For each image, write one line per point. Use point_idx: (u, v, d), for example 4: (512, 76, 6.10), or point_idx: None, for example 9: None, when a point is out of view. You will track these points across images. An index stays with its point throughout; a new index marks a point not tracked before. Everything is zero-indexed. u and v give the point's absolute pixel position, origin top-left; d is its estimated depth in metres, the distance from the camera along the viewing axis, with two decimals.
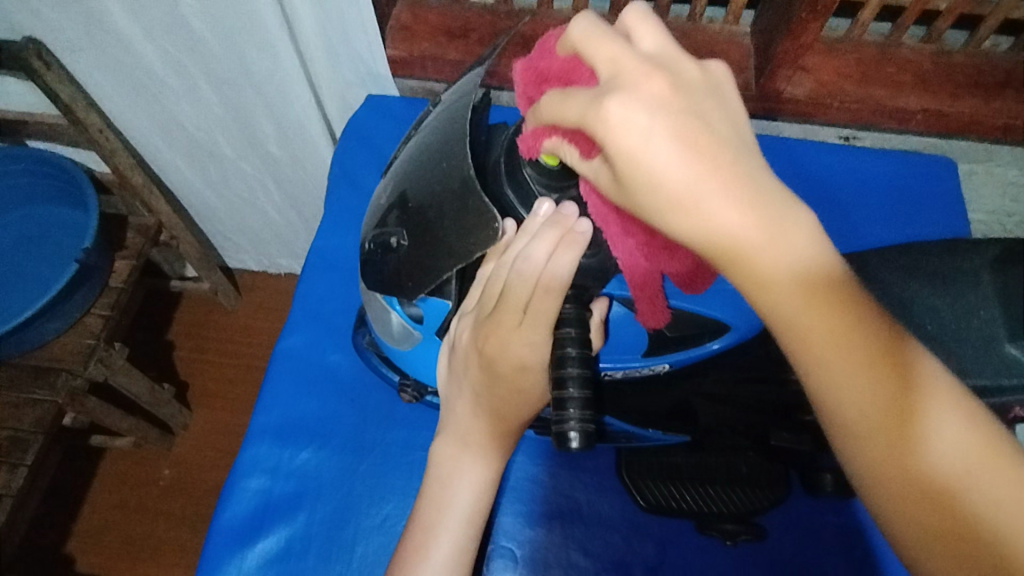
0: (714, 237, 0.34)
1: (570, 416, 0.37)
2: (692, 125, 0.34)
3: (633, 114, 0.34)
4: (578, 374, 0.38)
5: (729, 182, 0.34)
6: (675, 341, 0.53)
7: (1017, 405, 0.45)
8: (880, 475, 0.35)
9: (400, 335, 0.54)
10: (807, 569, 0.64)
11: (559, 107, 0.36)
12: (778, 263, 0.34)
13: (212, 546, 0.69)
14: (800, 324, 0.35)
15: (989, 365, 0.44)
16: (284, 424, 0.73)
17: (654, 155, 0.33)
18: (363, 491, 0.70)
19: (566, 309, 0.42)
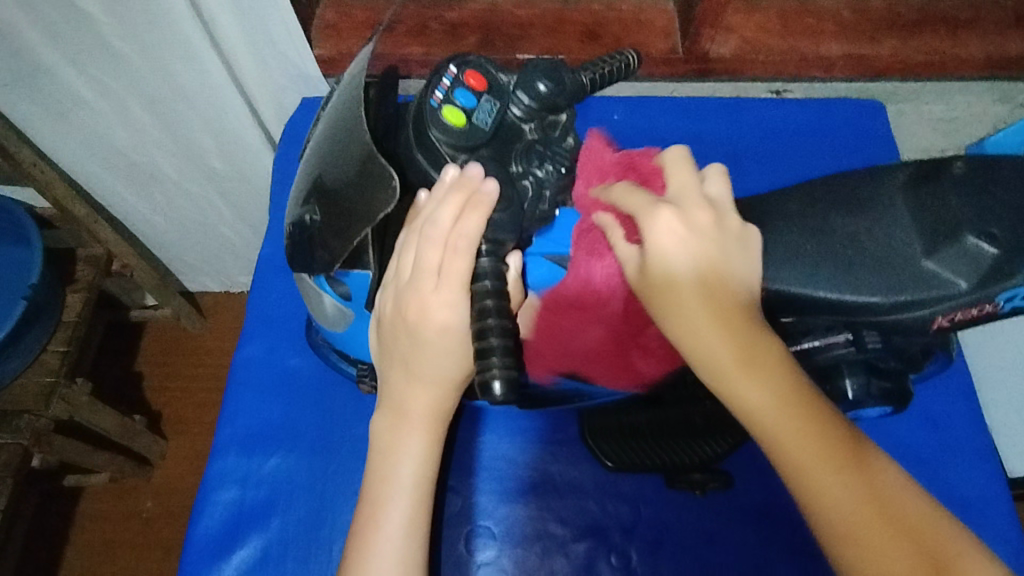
0: (672, 301, 0.45)
1: (493, 364, 0.37)
2: (709, 245, 0.46)
3: (674, 228, 0.46)
4: (498, 325, 0.38)
5: (710, 284, 0.45)
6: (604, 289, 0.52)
7: (941, 317, 0.45)
8: (801, 488, 0.43)
9: (336, 316, 0.53)
10: (774, 509, 0.67)
11: (627, 196, 0.49)
12: (729, 350, 0.44)
13: (187, 561, 0.68)
14: (746, 392, 0.44)
15: (908, 278, 0.45)
16: (249, 432, 0.73)
17: (673, 254, 0.46)
18: (334, 488, 0.70)
19: (482, 260, 0.40)
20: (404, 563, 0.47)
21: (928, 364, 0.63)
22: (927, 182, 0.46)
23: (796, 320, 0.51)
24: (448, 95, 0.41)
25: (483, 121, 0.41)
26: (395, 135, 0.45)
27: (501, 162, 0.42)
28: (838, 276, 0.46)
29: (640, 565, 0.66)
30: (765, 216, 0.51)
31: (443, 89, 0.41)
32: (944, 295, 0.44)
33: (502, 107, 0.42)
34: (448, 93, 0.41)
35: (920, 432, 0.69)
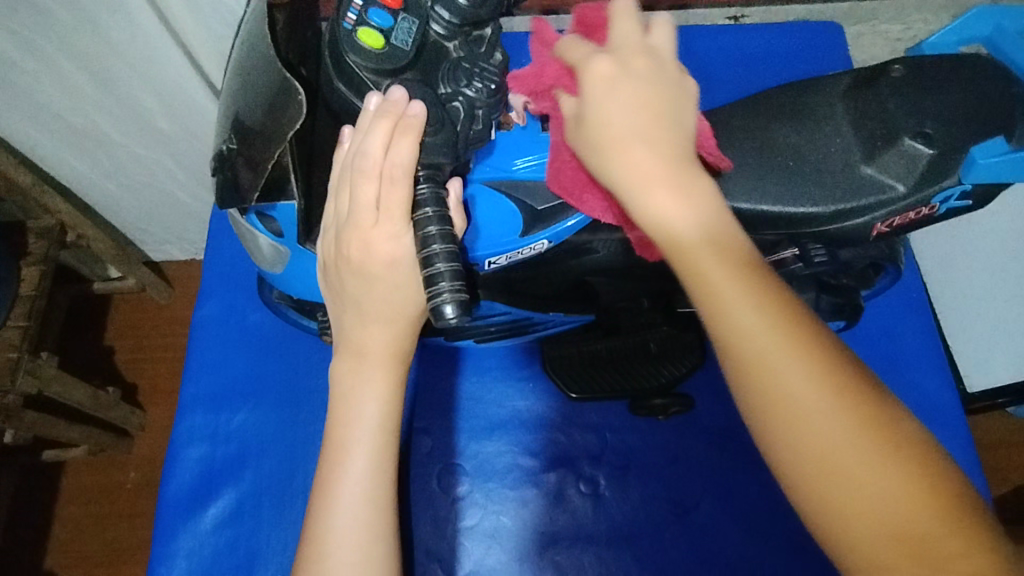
0: (657, 222, 0.37)
1: (442, 288, 0.36)
2: (658, 122, 0.39)
3: (631, 99, 0.39)
4: (443, 249, 0.37)
5: (666, 165, 0.38)
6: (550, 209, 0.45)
7: (880, 222, 0.46)
8: (775, 426, 0.36)
9: (274, 257, 0.49)
10: (733, 428, 0.69)
11: (578, 51, 0.41)
12: (719, 268, 0.37)
13: (162, 517, 0.68)
14: (725, 293, 0.36)
15: (847, 186, 0.45)
16: (214, 390, 0.73)
17: (627, 133, 0.38)
18: (305, 437, 0.70)
19: (421, 188, 0.39)
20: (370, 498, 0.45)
21: (880, 278, 0.64)
22: (865, 88, 0.46)
23: None
24: (362, 16, 0.38)
25: (402, 41, 0.38)
26: (314, 62, 0.43)
27: (425, 84, 0.39)
28: (779, 189, 0.46)
29: (608, 490, 0.68)
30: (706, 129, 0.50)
31: (356, 10, 0.38)
32: (881, 200, 0.44)
33: (421, 27, 0.39)
34: (362, 14, 0.38)
35: (873, 344, 0.72)
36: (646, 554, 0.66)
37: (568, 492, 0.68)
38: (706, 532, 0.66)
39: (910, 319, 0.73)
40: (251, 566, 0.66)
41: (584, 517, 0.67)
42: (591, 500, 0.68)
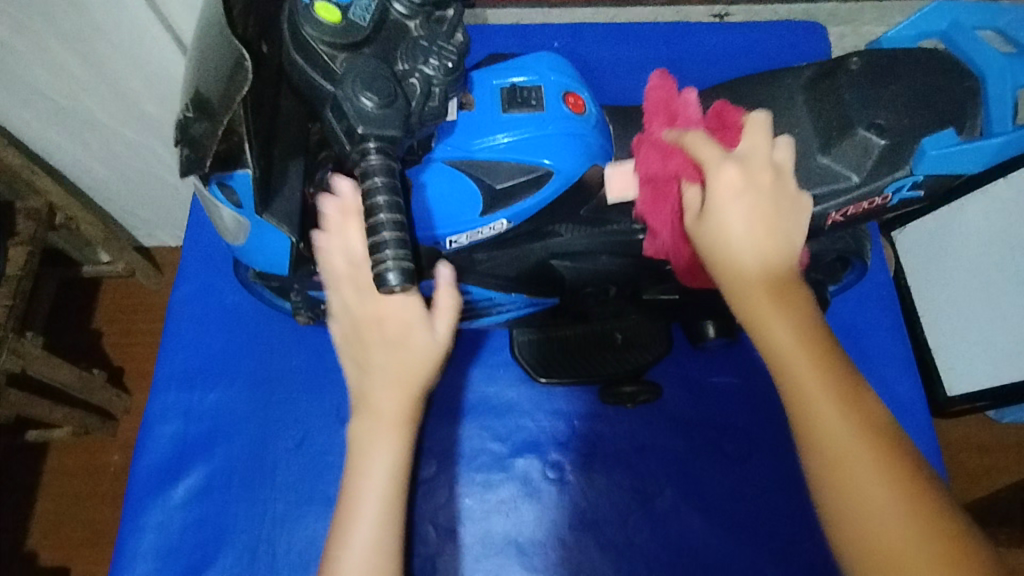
0: (731, 280, 0.43)
1: (384, 256, 0.33)
2: (768, 210, 0.43)
3: (734, 185, 0.43)
4: (390, 219, 0.33)
5: (738, 225, 0.43)
6: (513, 190, 0.44)
7: (834, 211, 0.46)
8: (827, 454, 0.40)
9: (235, 230, 0.42)
10: (699, 417, 0.70)
11: (700, 145, 0.45)
12: (802, 351, 0.41)
13: (133, 492, 0.69)
14: (772, 320, 0.42)
15: (803, 174, 0.46)
16: (188, 368, 0.74)
17: (731, 213, 0.43)
18: (275, 417, 0.72)
19: (371, 158, 0.34)
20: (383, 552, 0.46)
21: (846, 274, 0.65)
22: (826, 79, 0.47)
23: None
24: None
25: (360, 17, 0.38)
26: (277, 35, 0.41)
27: (384, 59, 0.37)
28: None
29: (573, 475, 0.69)
30: (667, 113, 0.51)
31: None
32: (834, 189, 0.45)
33: (380, 6, 0.39)
34: None
35: (840, 338, 0.73)
36: (608, 539, 0.67)
37: (533, 477, 0.69)
38: (668, 519, 0.67)
39: (876, 315, 0.74)
40: (217, 541, 0.67)
41: (549, 502, 0.68)
42: (556, 485, 0.69)
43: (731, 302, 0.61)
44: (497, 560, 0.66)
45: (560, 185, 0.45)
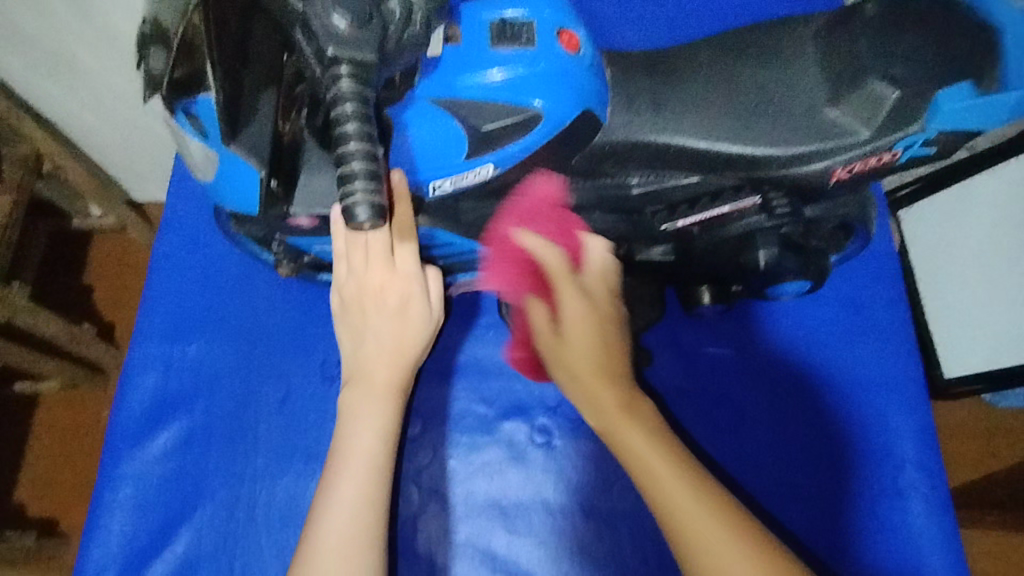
0: (550, 339, 0.51)
1: (354, 191, 0.32)
2: (598, 289, 0.51)
3: (575, 289, 0.50)
4: (360, 151, 0.31)
5: (574, 309, 0.50)
6: (501, 132, 0.42)
7: (839, 168, 0.44)
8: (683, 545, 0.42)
9: (209, 165, 0.40)
10: (693, 387, 0.69)
11: (544, 251, 0.50)
12: (663, 458, 0.46)
13: (111, 444, 0.68)
14: (619, 421, 0.48)
15: (809, 128, 0.43)
16: (170, 320, 0.72)
17: (566, 299, 0.50)
18: (257, 372, 0.70)
19: (343, 83, 0.32)
20: (369, 505, 0.48)
21: (850, 243, 0.63)
22: (840, 28, 0.44)
23: (700, 184, 0.50)
24: None
25: None
26: None
27: None
28: (740, 128, 0.44)
29: (561, 441, 0.68)
30: (668, 57, 0.48)
31: None
32: (842, 145, 0.43)
33: None
34: None
35: (839, 311, 0.71)
36: (593, 506, 0.66)
37: (522, 441, 0.68)
38: None
39: (880, 289, 0.72)
40: (196, 495, 0.66)
41: (535, 467, 0.67)
42: (543, 451, 0.68)
43: (729, 268, 0.58)
44: (480, 522, 0.65)
45: (549, 130, 0.42)
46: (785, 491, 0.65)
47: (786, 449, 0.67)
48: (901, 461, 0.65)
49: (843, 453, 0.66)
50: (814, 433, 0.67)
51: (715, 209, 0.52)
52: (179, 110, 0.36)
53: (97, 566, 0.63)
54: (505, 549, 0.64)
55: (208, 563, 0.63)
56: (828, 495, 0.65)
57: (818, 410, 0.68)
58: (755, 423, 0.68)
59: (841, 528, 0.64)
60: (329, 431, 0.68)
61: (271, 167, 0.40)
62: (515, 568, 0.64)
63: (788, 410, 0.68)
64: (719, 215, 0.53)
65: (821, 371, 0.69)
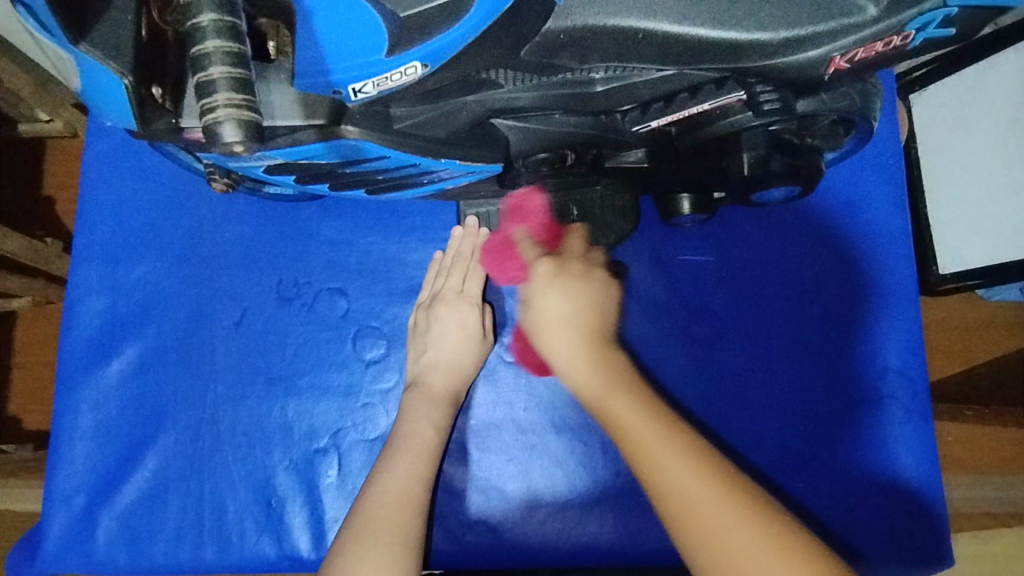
0: (559, 359, 0.52)
1: (215, 104, 0.25)
2: (558, 292, 0.54)
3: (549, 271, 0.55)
4: (217, 49, 0.25)
5: (558, 310, 0.53)
6: (432, 22, 0.34)
7: (838, 56, 0.37)
8: (680, 528, 0.42)
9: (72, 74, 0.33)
10: (674, 299, 0.65)
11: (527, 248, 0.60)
12: (646, 423, 0.46)
13: (64, 372, 0.65)
14: (609, 396, 0.48)
15: (807, 5, 0.36)
16: (109, 242, 0.66)
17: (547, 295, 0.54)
18: (208, 294, 0.65)
19: None
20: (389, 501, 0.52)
21: (847, 140, 0.56)
22: None
23: (677, 77, 0.42)
24: None
25: None
26: None
27: None
28: (722, 6, 0.36)
29: (530, 357, 0.65)
30: None
31: None
32: (844, 27, 0.35)
33: None
34: None
35: (830, 212, 0.66)
36: (564, 422, 0.64)
37: (490, 358, 0.65)
38: None
39: (880, 188, 0.66)
40: (156, 421, 0.64)
41: (505, 385, 0.65)
42: (513, 368, 0.65)
43: (711, 170, 0.53)
44: (451, 440, 0.64)
45: (485, 16, 0.34)
46: (767, 402, 0.63)
47: (770, 360, 0.64)
48: (883, 368, 0.63)
49: (827, 362, 0.64)
50: (800, 342, 0.64)
51: (695, 106, 0.45)
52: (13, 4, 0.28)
53: (64, 492, 0.63)
54: (478, 465, 0.64)
55: (175, 487, 0.63)
56: (806, 404, 0.63)
57: (805, 318, 0.64)
58: (736, 333, 0.64)
59: (822, 438, 0.62)
60: (289, 353, 0.65)
61: (148, 72, 0.33)
62: (487, 483, 0.63)
63: (768, 320, 0.64)
64: (698, 113, 0.46)
65: (805, 276, 0.65)
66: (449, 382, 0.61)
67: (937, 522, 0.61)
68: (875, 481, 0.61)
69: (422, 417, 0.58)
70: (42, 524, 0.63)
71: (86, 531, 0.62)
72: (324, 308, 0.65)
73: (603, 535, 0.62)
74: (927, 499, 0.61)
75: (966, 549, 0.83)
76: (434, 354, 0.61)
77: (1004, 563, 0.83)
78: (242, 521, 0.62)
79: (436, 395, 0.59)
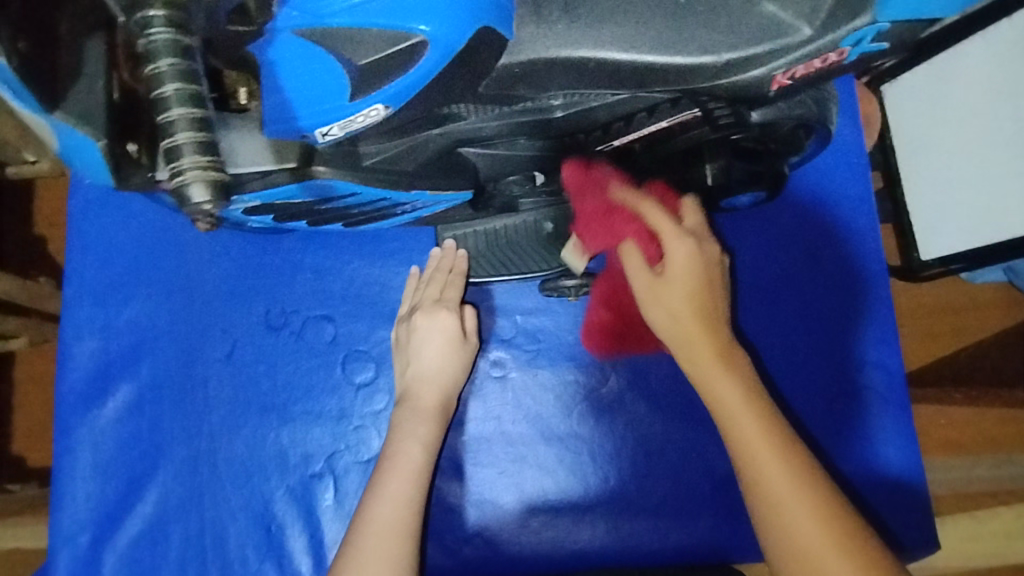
0: (673, 330, 0.50)
1: (183, 166, 0.28)
2: (689, 273, 0.50)
3: (695, 253, 0.50)
4: (183, 117, 0.27)
5: (666, 286, 0.50)
6: (388, 66, 0.35)
7: (779, 73, 0.39)
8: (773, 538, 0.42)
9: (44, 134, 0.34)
10: None
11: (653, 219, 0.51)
12: (756, 427, 0.44)
13: (62, 413, 0.66)
14: (719, 388, 0.47)
15: (748, 27, 0.38)
16: (99, 283, 0.68)
17: (682, 250, 0.50)
18: (201, 329, 0.67)
19: (155, 33, 0.27)
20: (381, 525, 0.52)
21: (809, 144, 0.57)
22: None
23: (631, 100, 0.44)
24: None
25: None
26: None
27: None
28: (664, 33, 0.38)
29: (517, 371, 0.67)
30: None
31: None
32: (783, 46, 0.37)
33: None
34: None
35: (799, 212, 0.67)
36: (554, 432, 0.66)
37: (476, 374, 0.67)
38: (614, 407, 0.66)
39: (846, 185, 0.67)
40: (156, 455, 0.65)
41: (494, 400, 0.66)
42: (499, 383, 0.67)
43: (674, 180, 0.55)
44: (443, 456, 0.65)
45: (441, 58, 0.36)
46: None
47: (756, 358, 0.65)
48: (860, 361, 0.65)
49: (806, 359, 0.65)
50: (780, 339, 0.66)
51: (652, 124, 0.47)
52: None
53: (70, 530, 0.64)
54: (473, 479, 0.65)
55: (177, 520, 0.64)
56: (790, 401, 0.64)
57: (782, 315, 0.66)
58: None
59: (806, 434, 0.64)
60: (281, 380, 0.66)
61: (118, 129, 0.34)
62: (483, 497, 0.65)
63: (749, 322, 0.66)
64: (658, 131, 0.48)
65: (780, 278, 0.66)
66: (437, 395, 0.61)
67: (922, 506, 0.62)
68: (860, 472, 0.63)
69: (413, 436, 0.59)
70: (50, 563, 0.64)
71: (94, 567, 0.63)
72: (313, 334, 0.67)
73: (597, 541, 0.63)
74: (909, 485, 0.63)
75: (958, 530, 0.85)
76: (421, 370, 0.62)
77: (1005, 542, 0.84)
78: (244, 548, 0.64)
79: (424, 408, 0.60)
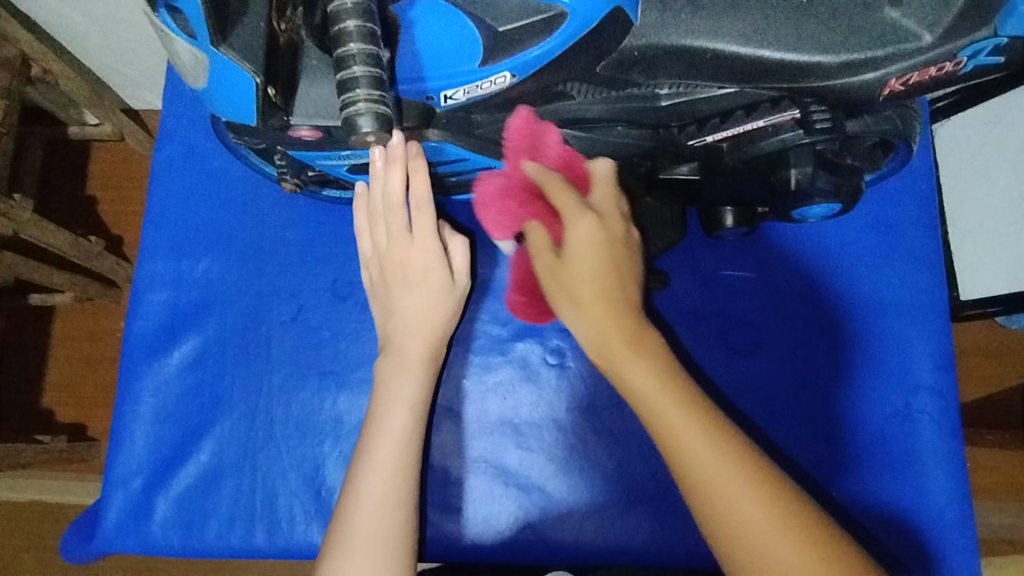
0: (582, 324, 0.48)
1: (357, 96, 0.32)
2: (596, 245, 0.48)
3: (595, 234, 0.48)
4: (359, 52, 0.32)
5: (575, 268, 0.48)
6: (522, 36, 0.37)
7: (894, 78, 0.40)
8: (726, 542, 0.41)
9: (192, 69, 0.37)
10: (716, 313, 0.67)
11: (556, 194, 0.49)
12: (688, 420, 0.43)
13: (128, 359, 0.68)
14: (633, 372, 0.46)
15: (868, 30, 0.39)
16: (175, 238, 0.70)
17: (579, 227, 0.48)
18: (268, 291, 0.69)
19: None
20: None
21: (888, 160, 0.58)
22: None
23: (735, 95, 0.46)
24: None
25: None
26: None
27: None
28: (785, 30, 0.40)
29: (574, 362, 0.68)
30: None
31: None
32: (903, 51, 0.38)
33: None
34: None
35: (865, 232, 0.68)
36: (605, 425, 0.66)
37: (534, 361, 0.68)
38: None
39: (912, 209, 0.68)
40: (214, 408, 0.67)
41: (547, 387, 0.67)
42: (556, 371, 0.68)
43: (758, 185, 0.55)
44: (468, 432, 0.66)
45: (573, 32, 0.37)
46: (812, 413, 0.65)
47: (810, 369, 0.66)
48: (915, 385, 0.65)
49: (862, 376, 0.66)
50: (835, 354, 0.66)
51: (749, 123, 0.48)
52: (159, 5, 0.32)
53: (124, 473, 0.65)
54: (490, 457, 0.66)
55: (230, 473, 0.65)
56: (842, 417, 0.65)
57: (839, 331, 0.66)
58: (773, 344, 0.66)
59: (856, 451, 0.64)
60: (341, 348, 0.68)
61: (268, 73, 0.37)
62: (529, 483, 0.65)
63: (807, 335, 0.66)
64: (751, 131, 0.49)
65: (840, 295, 0.67)
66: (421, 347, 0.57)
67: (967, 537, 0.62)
68: (899, 491, 0.63)
69: None
70: (102, 505, 0.65)
71: (144, 512, 0.65)
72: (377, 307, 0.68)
73: (638, 537, 0.63)
74: (959, 514, 0.62)
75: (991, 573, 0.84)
76: None
77: None
78: (292, 508, 0.64)
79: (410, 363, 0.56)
